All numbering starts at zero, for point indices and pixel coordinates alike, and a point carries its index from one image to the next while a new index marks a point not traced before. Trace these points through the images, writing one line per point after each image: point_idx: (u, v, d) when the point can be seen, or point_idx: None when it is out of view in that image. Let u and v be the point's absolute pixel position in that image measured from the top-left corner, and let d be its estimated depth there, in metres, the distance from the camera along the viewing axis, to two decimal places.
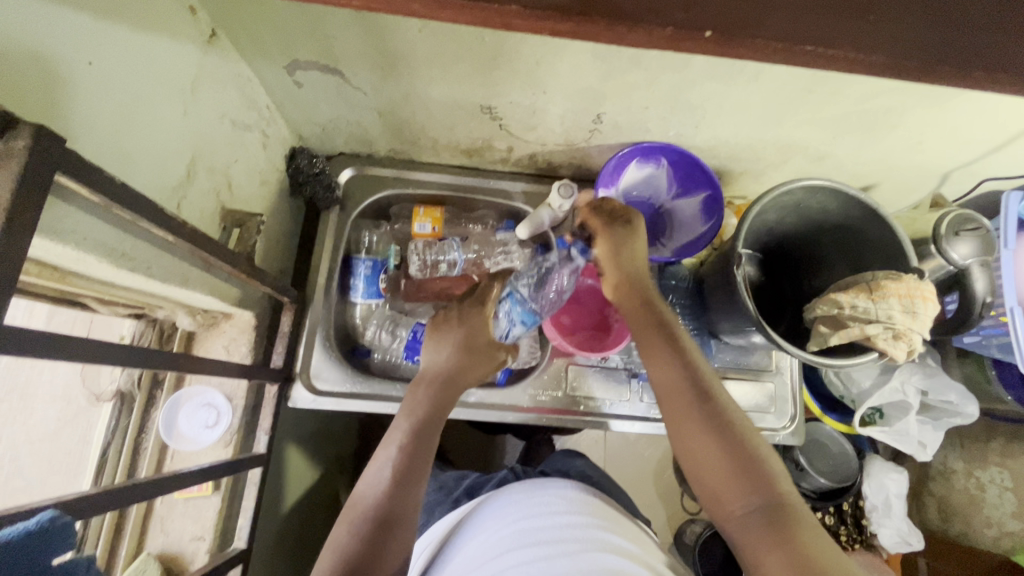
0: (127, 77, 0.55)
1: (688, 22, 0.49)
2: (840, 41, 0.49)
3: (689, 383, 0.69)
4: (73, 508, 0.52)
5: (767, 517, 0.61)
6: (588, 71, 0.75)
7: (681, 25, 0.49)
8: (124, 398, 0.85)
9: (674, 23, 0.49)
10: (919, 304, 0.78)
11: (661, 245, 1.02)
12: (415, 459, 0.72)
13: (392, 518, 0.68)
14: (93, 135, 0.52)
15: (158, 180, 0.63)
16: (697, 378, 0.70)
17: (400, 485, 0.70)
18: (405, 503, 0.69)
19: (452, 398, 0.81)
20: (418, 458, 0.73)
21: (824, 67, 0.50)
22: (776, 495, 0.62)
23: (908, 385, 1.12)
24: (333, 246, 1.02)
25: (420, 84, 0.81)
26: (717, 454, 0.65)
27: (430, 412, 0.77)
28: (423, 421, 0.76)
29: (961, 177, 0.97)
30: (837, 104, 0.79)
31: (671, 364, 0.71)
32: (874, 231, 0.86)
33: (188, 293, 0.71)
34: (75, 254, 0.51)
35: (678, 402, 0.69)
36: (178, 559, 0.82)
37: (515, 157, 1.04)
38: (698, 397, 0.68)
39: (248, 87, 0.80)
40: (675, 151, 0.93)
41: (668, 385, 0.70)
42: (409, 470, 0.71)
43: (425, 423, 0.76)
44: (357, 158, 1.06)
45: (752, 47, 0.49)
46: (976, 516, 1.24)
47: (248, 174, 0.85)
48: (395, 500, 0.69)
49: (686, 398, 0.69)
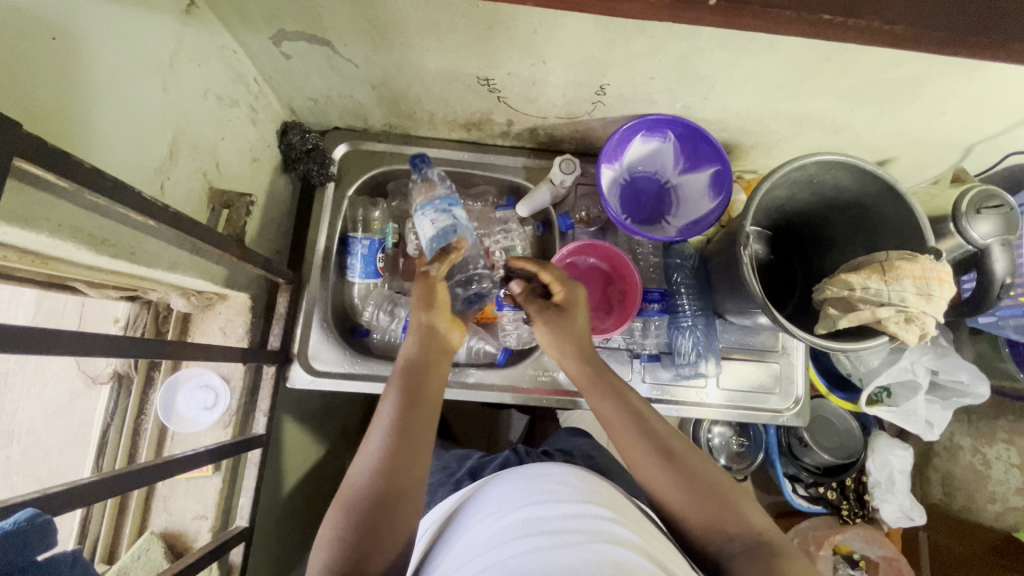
0: (99, 53, 0.52)
1: None
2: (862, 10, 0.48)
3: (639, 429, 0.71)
4: (83, 496, 0.51)
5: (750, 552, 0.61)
6: (590, 39, 0.70)
7: None
8: (121, 379, 0.86)
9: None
10: (935, 286, 0.74)
11: (666, 223, 0.98)
12: (411, 445, 0.66)
13: (392, 500, 0.62)
14: (65, 117, 0.50)
15: (137, 161, 0.60)
16: (646, 422, 0.71)
17: (401, 471, 0.64)
18: (405, 484, 0.64)
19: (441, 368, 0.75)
20: (415, 442, 0.66)
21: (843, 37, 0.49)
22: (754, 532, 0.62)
23: (918, 365, 1.10)
24: (329, 225, 1.00)
25: (413, 54, 0.77)
26: (685, 493, 0.65)
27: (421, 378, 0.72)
28: (415, 395, 0.70)
29: (985, 150, 0.92)
30: (858, 72, 0.74)
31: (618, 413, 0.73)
32: (892, 208, 0.82)
33: (178, 276, 0.69)
34: (51, 241, 0.50)
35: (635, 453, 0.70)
36: (180, 537, 0.83)
37: (515, 131, 0.99)
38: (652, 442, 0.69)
39: (234, 61, 0.77)
40: (682, 124, 0.88)
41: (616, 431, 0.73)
42: (405, 455, 0.65)
43: (416, 390, 0.70)
44: (352, 133, 1.02)
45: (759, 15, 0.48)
46: (980, 491, 1.23)
47: (237, 151, 0.82)
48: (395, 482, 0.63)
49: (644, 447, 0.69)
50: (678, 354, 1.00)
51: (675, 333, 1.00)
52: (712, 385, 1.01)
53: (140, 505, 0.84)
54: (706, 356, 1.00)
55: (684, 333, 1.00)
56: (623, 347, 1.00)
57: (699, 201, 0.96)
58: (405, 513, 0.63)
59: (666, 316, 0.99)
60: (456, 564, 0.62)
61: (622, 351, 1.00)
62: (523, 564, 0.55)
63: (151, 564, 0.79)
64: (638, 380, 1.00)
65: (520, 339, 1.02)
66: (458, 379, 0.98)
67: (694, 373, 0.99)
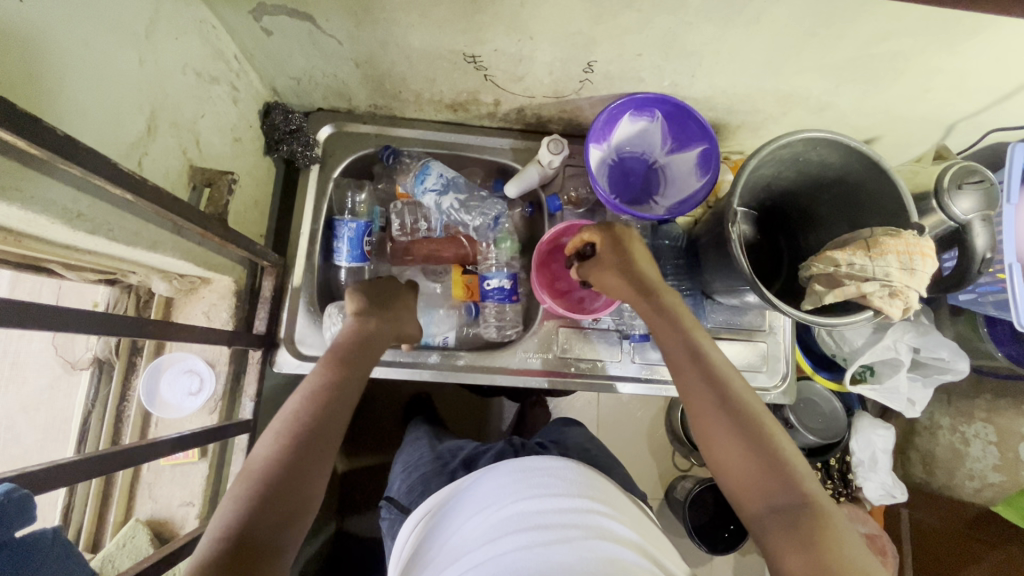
0: (69, 20, 0.50)
1: None
2: None
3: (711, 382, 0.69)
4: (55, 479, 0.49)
5: (789, 516, 0.59)
6: (577, 13, 0.70)
7: None
8: (102, 365, 0.85)
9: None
10: (918, 261, 0.75)
11: (655, 203, 0.98)
12: (328, 416, 0.66)
13: (307, 464, 0.61)
14: (34, 85, 0.48)
15: (114, 136, 0.58)
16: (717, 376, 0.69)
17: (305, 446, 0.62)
18: (317, 450, 0.63)
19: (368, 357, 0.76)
20: (331, 415, 0.66)
21: None
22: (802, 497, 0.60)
23: (901, 342, 1.12)
24: (314, 208, 0.98)
25: (398, 29, 0.75)
26: (745, 452, 0.64)
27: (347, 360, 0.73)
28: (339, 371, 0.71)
29: (966, 128, 0.93)
30: (843, 48, 0.74)
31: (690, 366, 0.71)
32: (877, 186, 0.83)
33: (160, 257, 0.67)
34: (24, 215, 0.48)
35: (702, 411, 0.68)
36: (167, 524, 0.82)
37: (502, 111, 0.98)
38: (723, 402, 0.67)
39: (212, 36, 0.74)
40: (670, 102, 0.88)
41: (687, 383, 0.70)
42: (322, 426, 0.64)
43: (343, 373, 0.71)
44: (337, 114, 1.00)
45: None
46: (959, 469, 1.25)
47: (218, 131, 0.80)
48: (306, 447, 0.62)
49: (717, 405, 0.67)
50: None
51: None
52: None
53: (125, 491, 0.83)
54: None
55: None
56: (613, 327, 1.01)
57: (687, 180, 0.96)
58: (315, 481, 0.62)
59: None
60: (447, 558, 0.62)
61: (612, 331, 1.01)
62: (519, 561, 0.55)
63: (137, 551, 0.78)
64: (628, 361, 1.01)
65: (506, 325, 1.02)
66: (448, 362, 0.97)
67: None
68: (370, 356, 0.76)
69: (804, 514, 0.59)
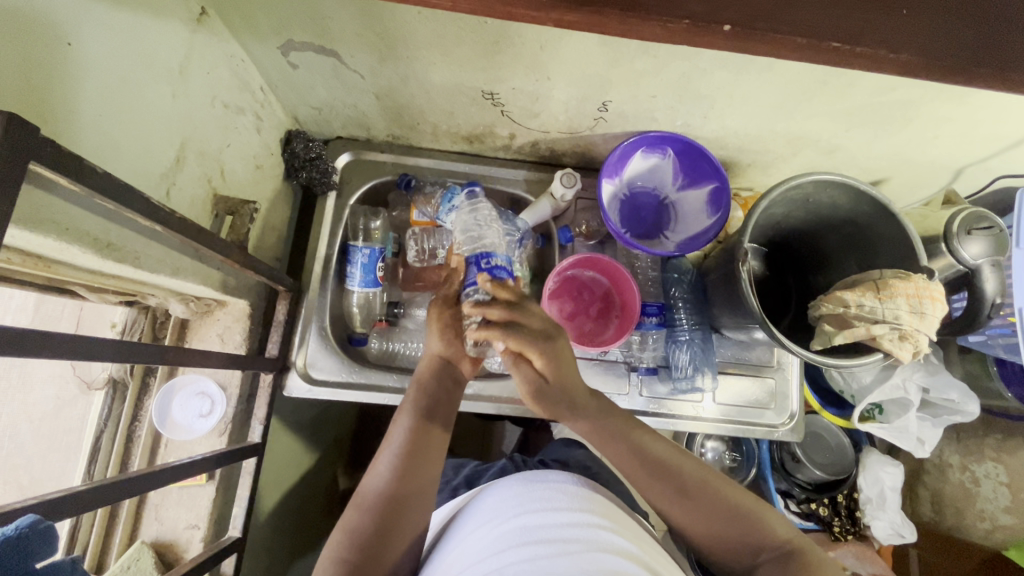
0: (112, 61, 0.53)
1: (705, 13, 0.48)
2: (873, 31, 0.49)
3: (660, 476, 0.69)
4: (62, 508, 0.49)
5: (779, 564, 0.64)
6: (594, 57, 0.72)
7: (695, 15, 0.49)
8: (115, 385, 0.86)
9: (690, 15, 0.49)
10: (928, 305, 0.76)
11: (664, 238, 0.99)
12: (423, 453, 0.72)
13: (405, 505, 0.69)
14: (73, 122, 0.50)
15: (145, 166, 0.60)
16: (667, 470, 0.69)
17: (409, 477, 0.70)
18: (417, 490, 0.70)
19: (455, 388, 0.80)
20: (428, 454, 0.72)
21: (859, 64, 0.50)
22: (783, 541, 0.65)
23: (910, 382, 1.11)
24: (329, 233, 1.00)
25: (420, 67, 0.78)
26: (700, 514, 0.67)
27: (433, 397, 0.77)
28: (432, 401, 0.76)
29: (974, 173, 0.95)
30: (852, 95, 0.76)
31: (639, 471, 0.70)
32: (885, 228, 0.84)
33: (181, 282, 0.69)
34: (59, 245, 0.50)
35: (634, 473, 0.70)
36: (172, 547, 0.82)
37: (517, 144, 1.01)
38: (653, 470, 0.69)
39: (241, 69, 0.77)
40: (681, 141, 0.90)
41: (644, 490, 0.70)
42: (418, 462, 0.71)
43: (431, 400, 0.76)
44: (355, 142, 1.03)
45: (773, 42, 0.49)
46: (968, 510, 1.24)
47: (241, 159, 0.82)
48: (407, 488, 0.69)
49: (645, 469, 0.70)
50: (674, 368, 1.00)
51: (672, 346, 1.02)
52: (709, 399, 1.02)
53: (131, 514, 0.83)
54: (702, 370, 1.00)
55: (681, 347, 1.01)
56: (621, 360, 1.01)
57: (698, 217, 0.98)
58: (414, 516, 0.69)
59: (664, 329, 1.00)
60: (453, 572, 0.62)
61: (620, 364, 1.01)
62: (523, 571, 0.55)
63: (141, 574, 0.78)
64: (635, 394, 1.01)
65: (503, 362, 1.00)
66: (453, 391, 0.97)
67: (690, 387, 1.00)
68: (453, 388, 0.80)
69: (795, 560, 0.63)
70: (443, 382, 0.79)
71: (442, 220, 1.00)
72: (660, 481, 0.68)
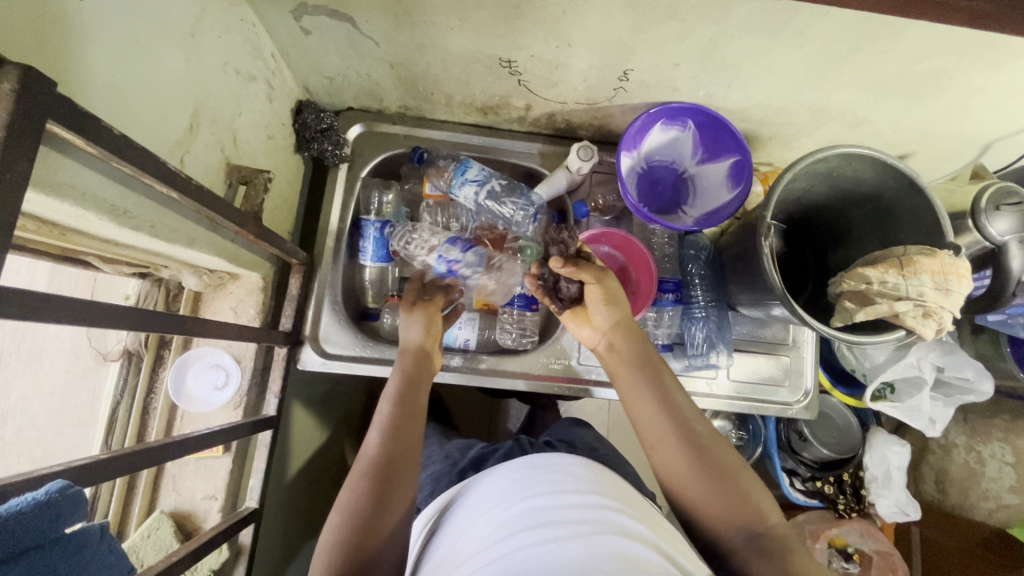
0: (124, 20, 0.51)
1: None
2: None
3: (673, 417, 0.70)
4: (84, 476, 0.49)
5: (755, 549, 0.63)
6: (619, 21, 0.69)
7: None
8: (131, 356, 0.86)
9: None
10: (953, 281, 0.74)
11: (682, 213, 0.98)
12: (407, 430, 0.73)
13: (391, 481, 0.68)
14: (88, 84, 0.48)
15: (158, 132, 0.59)
16: (681, 416, 0.71)
17: (398, 448, 0.71)
18: (401, 460, 0.70)
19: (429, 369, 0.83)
20: (409, 429, 0.74)
21: None
22: (766, 526, 0.64)
23: (924, 361, 1.09)
24: (342, 206, 0.99)
25: (437, 32, 0.75)
26: (693, 469, 0.67)
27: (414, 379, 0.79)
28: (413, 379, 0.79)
29: (1003, 148, 0.92)
30: (884, 64, 0.73)
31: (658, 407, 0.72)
32: (911, 203, 0.82)
33: (195, 253, 0.68)
34: (75, 211, 0.49)
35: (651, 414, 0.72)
36: (190, 517, 0.83)
37: (532, 116, 0.98)
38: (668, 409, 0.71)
39: (251, 34, 0.74)
40: (704, 112, 0.87)
41: (656, 429, 0.71)
42: (401, 446, 0.72)
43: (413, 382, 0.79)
44: (367, 113, 1.01)
45: None
46: (973, 489, 1.23)
47: (253, 128, 0.80)
48: (395, 457, 0.70)
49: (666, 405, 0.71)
50: (689, 344, 1.00)
51: (688, 323, 1.01)
52: (723, 375, 1.02)
53: (149, 485, 0.83)
54: (718, 347, 1.00)
55: (696, 324, 1.01)
56: None
57: (717, 191, 0.96)
58: (403, 496, 0.69)
59: (680, 306, 1.00)
60: (459, 554, 0.61)
61: None
62: (532, 557, 0.54)
63: (161, 543, 0.79)
64: None
65: (511, 339, 1.04)
66: (470, 365, 0.97)
67: (705, 364, 1.00)
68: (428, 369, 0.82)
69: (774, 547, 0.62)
70: (424, 366, 0.82)
71: (455, 193, 0.98)
72: (678, 427, 0.70)
